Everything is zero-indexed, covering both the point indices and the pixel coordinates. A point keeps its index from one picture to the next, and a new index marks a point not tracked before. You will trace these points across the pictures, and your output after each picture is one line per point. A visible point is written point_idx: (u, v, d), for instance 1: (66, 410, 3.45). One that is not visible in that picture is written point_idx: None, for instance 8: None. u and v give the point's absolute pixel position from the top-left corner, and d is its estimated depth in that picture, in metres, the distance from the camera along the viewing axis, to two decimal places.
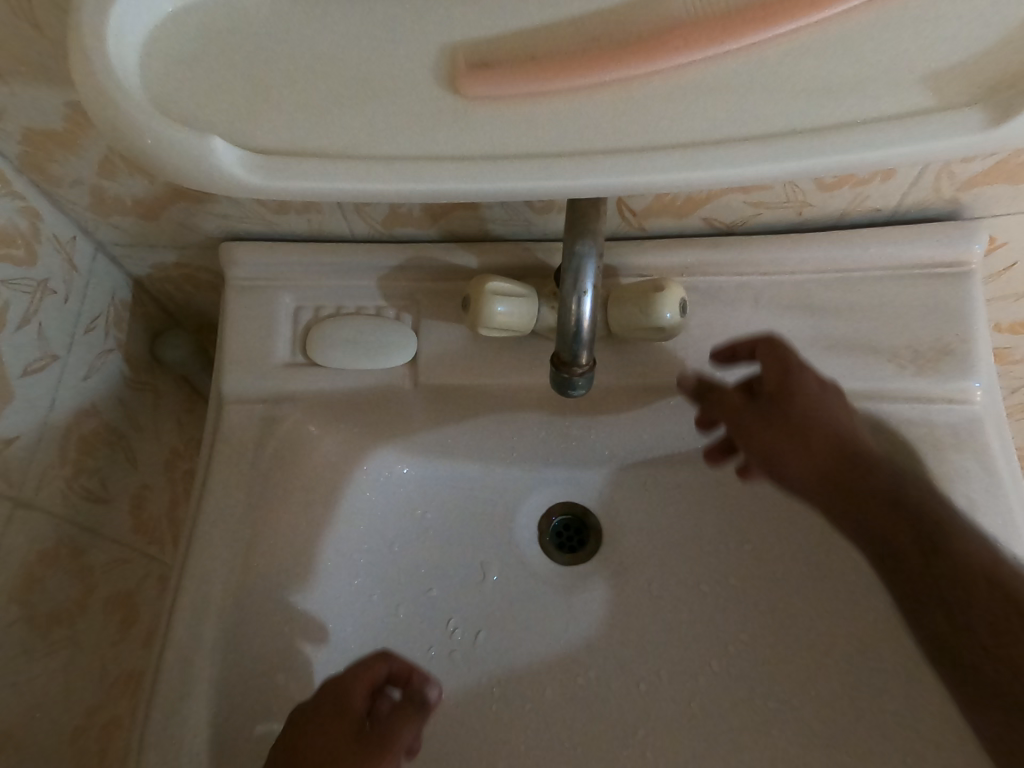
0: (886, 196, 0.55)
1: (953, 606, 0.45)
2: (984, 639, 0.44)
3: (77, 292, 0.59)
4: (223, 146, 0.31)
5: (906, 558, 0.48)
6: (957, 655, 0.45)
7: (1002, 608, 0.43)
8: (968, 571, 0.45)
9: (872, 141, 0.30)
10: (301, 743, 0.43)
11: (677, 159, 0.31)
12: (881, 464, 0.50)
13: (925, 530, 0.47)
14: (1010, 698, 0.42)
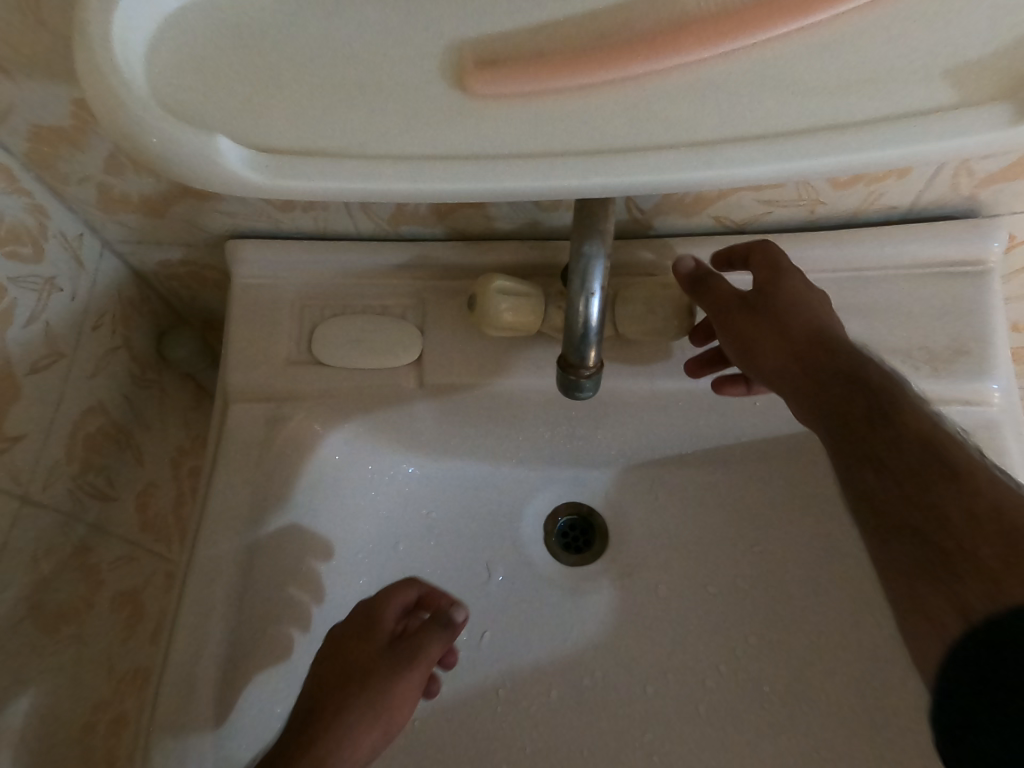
0: (901, 193, 0.54)
1: (889, 467, 0.40)
2: (909, 489, 0.38)
3: (84, 289, 0.59)
4: (229, 145, 0.30)
5: (850, 417, 0.42)
6: (877, 506, 0.40)
7: (933, 466, 0.38)
8: (907, 433, 0.40)
9: (895, 137, 0.29)
10: (340, 656, 0.48)
11: (690, 158, 0.30)
12: (846, 350, 0.46)
13: (875, 395, 0.42)
14: (929, 538, 0.37)
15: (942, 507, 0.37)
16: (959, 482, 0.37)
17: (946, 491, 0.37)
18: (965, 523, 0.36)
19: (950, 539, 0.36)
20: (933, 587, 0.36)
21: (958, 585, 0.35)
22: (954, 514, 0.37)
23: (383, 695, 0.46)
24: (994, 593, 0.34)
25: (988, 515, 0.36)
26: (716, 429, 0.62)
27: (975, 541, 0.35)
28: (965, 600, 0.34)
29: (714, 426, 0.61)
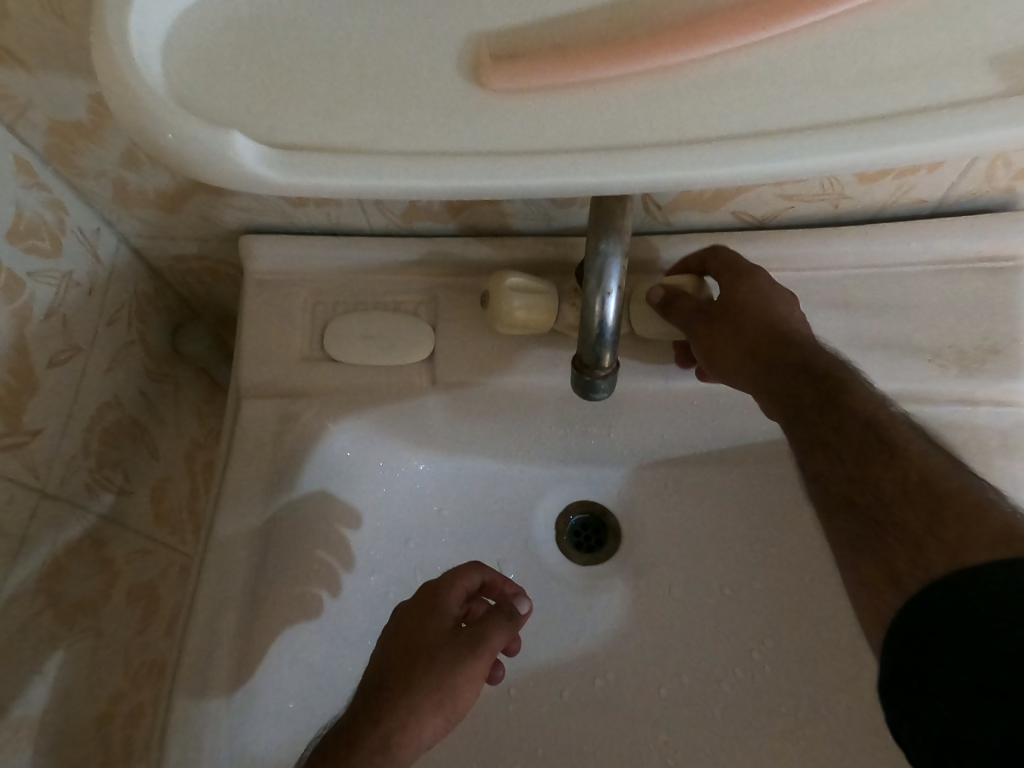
0: (931, 186, 0.52)
1: (834, 448, 0.43)
2: (851, 468, 0.42)
3: (100, 284, 0.59)
4: (243, 141, 0.30)
5: (802, 403, 0.46)
6: (824, 485, 0.43)
7: (873, 445, 0.42)
8: (851, 415, 0.44)
9: (934, 128, 0.28)
10: (410, 636, 0.49)
11: (715, 153, 0.29)
12: (806, 343, 0.49)
13: (825, 381, 0.46)
14: (867, 513, 0.40)
15: (878, 483, 0.41)
16: (894, 460, 0.41)
17: (880, 468, 0.41)
18: (896, 495, 0.40)
19: (882, 510, 0.40)
20: (869, 555, 0.39)
21: (888, 552, 0.38)
22: (886, 487, 0.40)
23: (450, 679, 0.46)
24: (915, 558, 0.37)
25: (918, 487, 0.39)
26: (733, 429, 0.61)
27: (905, 513, 0.39)
28: (894, 565, 0.38)
29: (731, 425, 0.60)
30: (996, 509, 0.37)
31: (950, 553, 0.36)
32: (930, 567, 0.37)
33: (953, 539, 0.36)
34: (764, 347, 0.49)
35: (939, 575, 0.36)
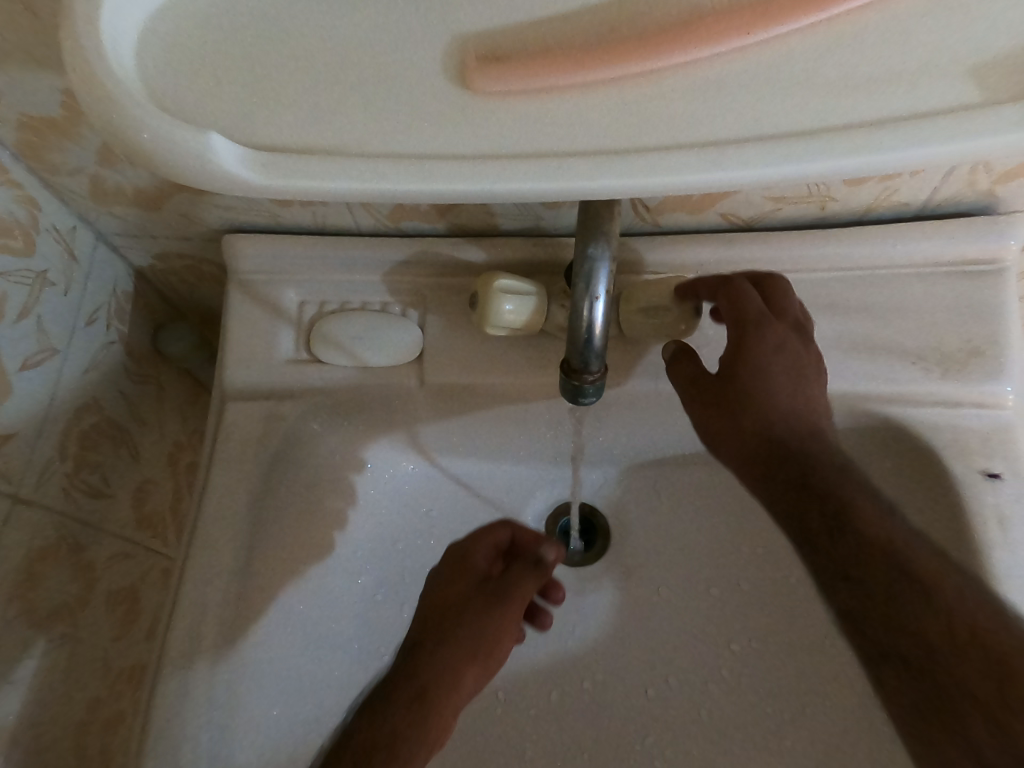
0: (915, 189, 0.52)
1: (863, 587, 0.43)
2: (887, 613, 0.42)
3: (78, 284, 0.58)
4: (219, 139, 0.29)
5: (815, 529, 0.45)
6: (862, 632, 0.43)
7: (907, 589, 0.42)
8: (870, 550, 0.43)
9: (915, 136, 0.28)
10: (441, 594, 0.53)
11: (700, 158, 0.29)
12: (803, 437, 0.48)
13: (830, 508, 0.45)
14: (918, 668, 0.41)
15: (923, 633, 0.41)
16: (929, 605, 0.41)
17: (922, 616, 0.41)
18: (944, 648, 0.41)
19: (942, 672, 0.40)
20: (937, 722, 0.40)
21: (966, 724, 0.39)
22: (931, 639, 0.41)
23: (482, 628, 0.51)
24: (996, 730, 0.38)
25: (967, 639, 0.40)
26: None
27: (964, 670, 0.40)
28: (983, 752, 0.38)
29: None
30: None
31: None
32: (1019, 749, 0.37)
33: None
34: (763, 446, 0.48)
35: None
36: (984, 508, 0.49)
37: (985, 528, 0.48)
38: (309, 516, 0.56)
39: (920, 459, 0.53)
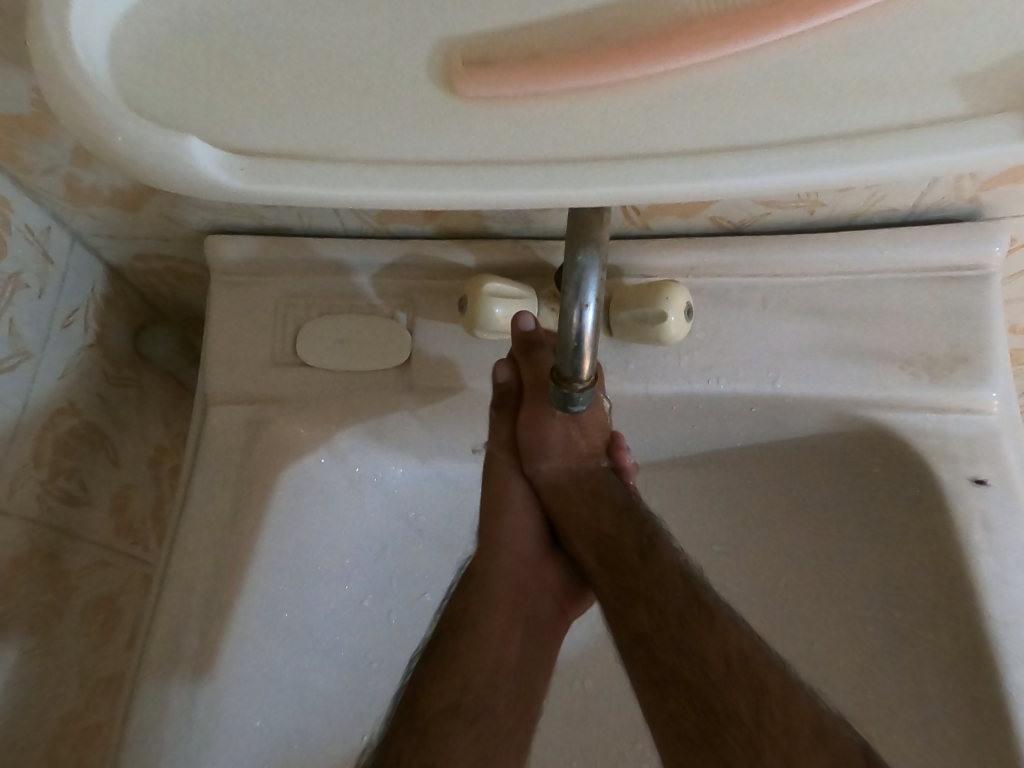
0: (902, 196, 0.52)
1: (655, 601, 0.47)
2: (675, 638, 0.45)
3: (53, 286, 0.56)
4: (200, 146, 0.28)
5: (619, 575, 0.51)
6: (654, 657, 0.45)
7: (693, 613, 0.45)
8: (666, 577, 0.48)
9: (909, 147, 0.27)
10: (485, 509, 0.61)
11: (690, 167, 0.28)
12: (639, 524, 0.53)
13: (646, 553, 0.50)
14: (691, 683, 0.43)
15: (700, 649, 0.43)
16: (711, 627, 0.44)
17: (705, 638, 0.44)
18: (721, 674, 0.42)
19: (714, 695, 0.41)
20: (706, 744, 0.41)
21: (728, 735, 0.40)
22: (713, 664, 0.43)
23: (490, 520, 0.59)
24: (751, 745, 0.39)
25: (738, 662, 0.42)
26: (710, 434, 0.61)
27: (735, 696, 0.41)
28: (752, 745, 0.39)
29: (707, 431, 0.61)
30: (794, 689, 0.41)
31: (777, 745, 0.38)
32: (760, 749, 0.39)
33: (783, 737, 0.39)
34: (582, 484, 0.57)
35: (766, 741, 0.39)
36: (969, 515, 0.50)
37: (969, 535, 0.49)
38: (299, 533, 0.55)
39: (908, 465, 0.53)
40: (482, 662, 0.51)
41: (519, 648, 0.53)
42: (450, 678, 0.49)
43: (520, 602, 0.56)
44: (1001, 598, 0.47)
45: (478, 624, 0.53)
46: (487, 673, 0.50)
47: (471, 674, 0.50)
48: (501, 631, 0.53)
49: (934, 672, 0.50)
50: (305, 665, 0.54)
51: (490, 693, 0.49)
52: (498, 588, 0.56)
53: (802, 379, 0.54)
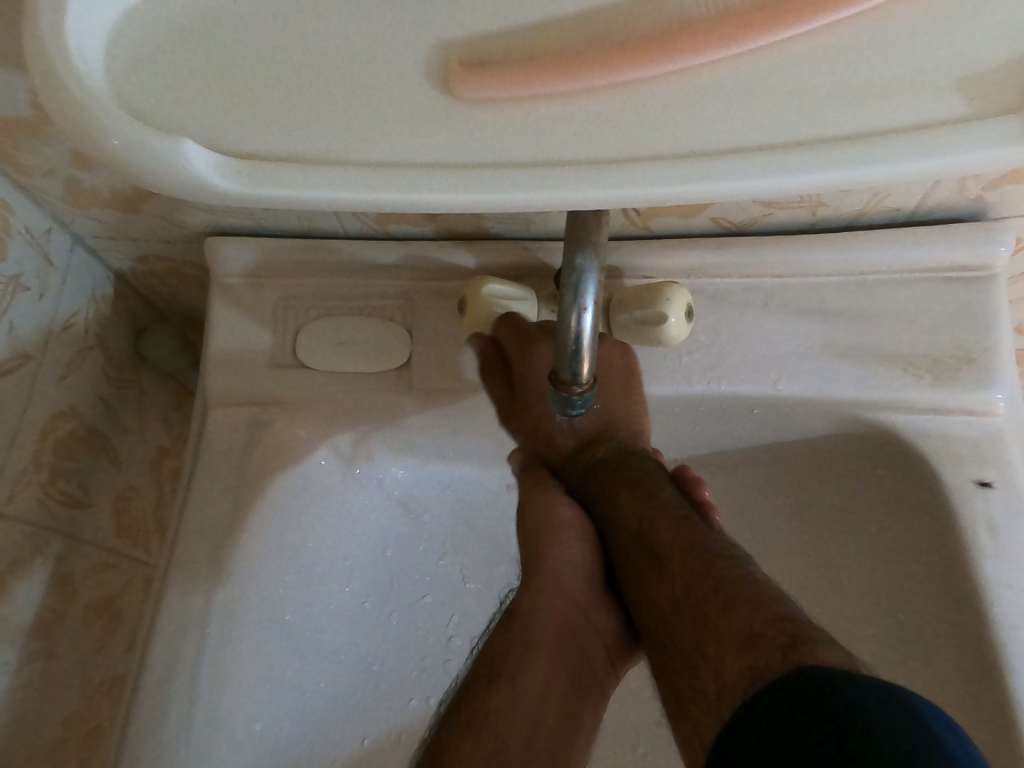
0: (906, 195, 0.51)
1: (622, 567, 0.48)
2: (636, 589, 0.46)
3: (54, 288, 0.56)
4: (196, 149, 0.28)
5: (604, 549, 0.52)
6: (636, 621, 0.46)
7: (649, 564, 0.46)
8: (630, 534, 0.48)
9: (914, 148, 0.27)
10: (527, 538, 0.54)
11: (691, 170, 0.28)
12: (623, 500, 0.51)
13: (609, 518, 0.51)
14: (655, 635, 0.43)
15: (656, 599, 0.44)
16: (660, 570, 0.44)
17: (654, 583, 0.44)
18: (671, 614, 0.42)
19: (666, 635, 0.42)
20: (672, 693, 0.41)
21: (682, 680, 0.40)
22: (664, 607, 0.43)
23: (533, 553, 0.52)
24: (694, 676, 0.39)
25: (681, 598, 0.42)
26: (711, 436, 0.61)
27: (680, 631, 0.41)
28: (698, 678, 0.38)
29: (708, 433, 0.60)
30: (737, 598, 0.39)
31: (713, 667, 0.37)
32: (702, 679, 0.38)
33: (715, 654, 0.38)
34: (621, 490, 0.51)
35: (707, 667, 0.38)
36: (975, 517, 0.49)
37: (974, 537, 0.49)
38: (299, 535, 0.55)
39: (911, 467, 0.53)
40: (520, 718, 0.46)
41: (562, 702, 0.48)
42: (481, 744, 0.44)
43: (567, 650, 0.49)
44: (1009, 602, 0.47)
45: (516, 673, 0.48)
46: (523, 737, 0.45)
47: (506, 739, 0.45)
48: (540, 685, 0.48)
49: (942, 679, 0.49)
50: (304, 668, 0.54)
51: (529, 765, 0.44)
52: (543, 633, 0.49)
53: (804, 380, 0.54)
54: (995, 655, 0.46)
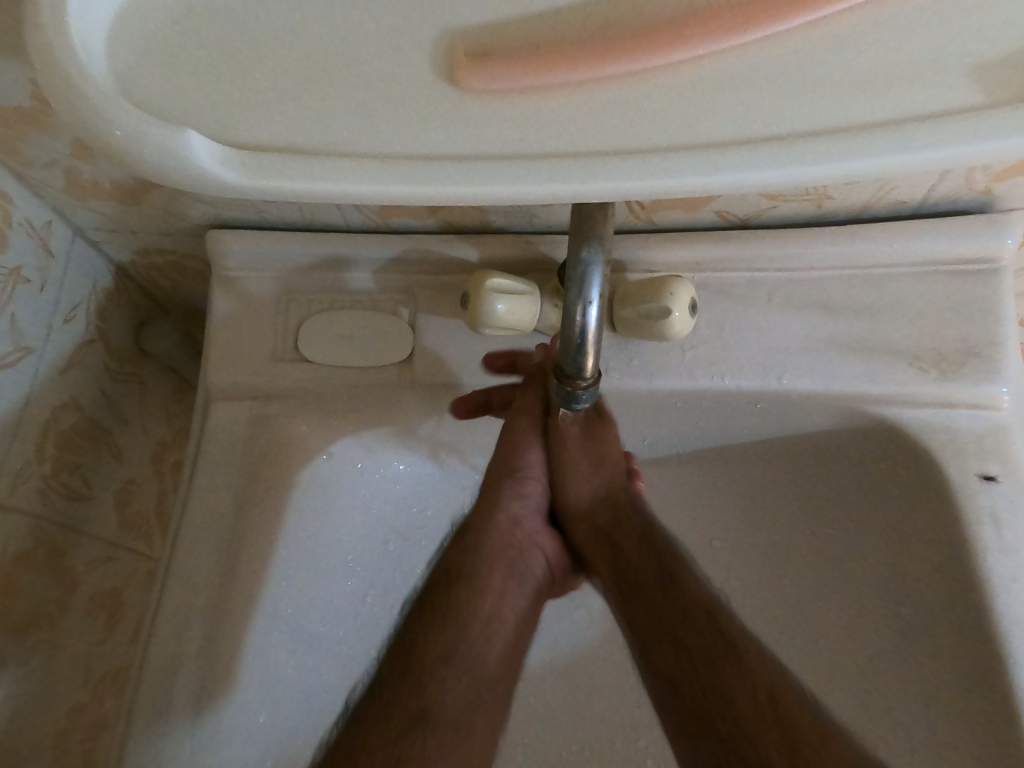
0: (912, 188, 0.51)
1: (683, 643, 0.48)
2: (704, 678, 0.46)
3: (55, 281, 0.56)
4: (199, 140, 0.28)
5: (640, 609, 0.51)
6: (677, 690, 0.47)
7: (720, 653, 0.46)
8: (692, 610, 0.49)
9: (922, 138, 0.26)
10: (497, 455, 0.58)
11: (696, 162, 0.28)
12: (666, 559, 0.52)
13: (668, 590, 0.50)
14: (719, 728, 0.44)
15: (730, 696, 0.45)
16: (741, 670, 0.46)
17: (731, 678, 0.45)
18: (749, 718, 0.43)
19: (743, 740, 0.43)
20: None
21: None
22: (740, 704, 0.44)
23: (504, 470, 0.58)
24: None
25: (768, 706, 0.44)
26: (714, 430, 0.61)
27: (765, 740, 0.42)
28: None
29: (712, 427, 0.60)
30: (833, 736, 0.42)
31: None
32: None
33: None
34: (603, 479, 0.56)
35: None
36: (978, 512, 0.49)
37: (977, 532, 0.49)
38: (304, 530, 0.54)
39: (915, 461, 0.53)
40: (478, 612, 0.52)
41: (511, 604, 0.55)
42: (446, 626, 0.50)
43: (518, 557, 0.57)
44: (1011, 595, 0.47)
45: (474, 575, 0.54)
46: (481, 625, 0.52)
47: (468, 624, 0.51)
48: (498, 588, 0.54)
49: (941, 672, 0.49)
50: (307, 661, 0.54)
51: (484, 644, 0.51)
52: (497, 541, 0.56)
53: (808, 374, 0.54)
54: (997, 648, 0.46)
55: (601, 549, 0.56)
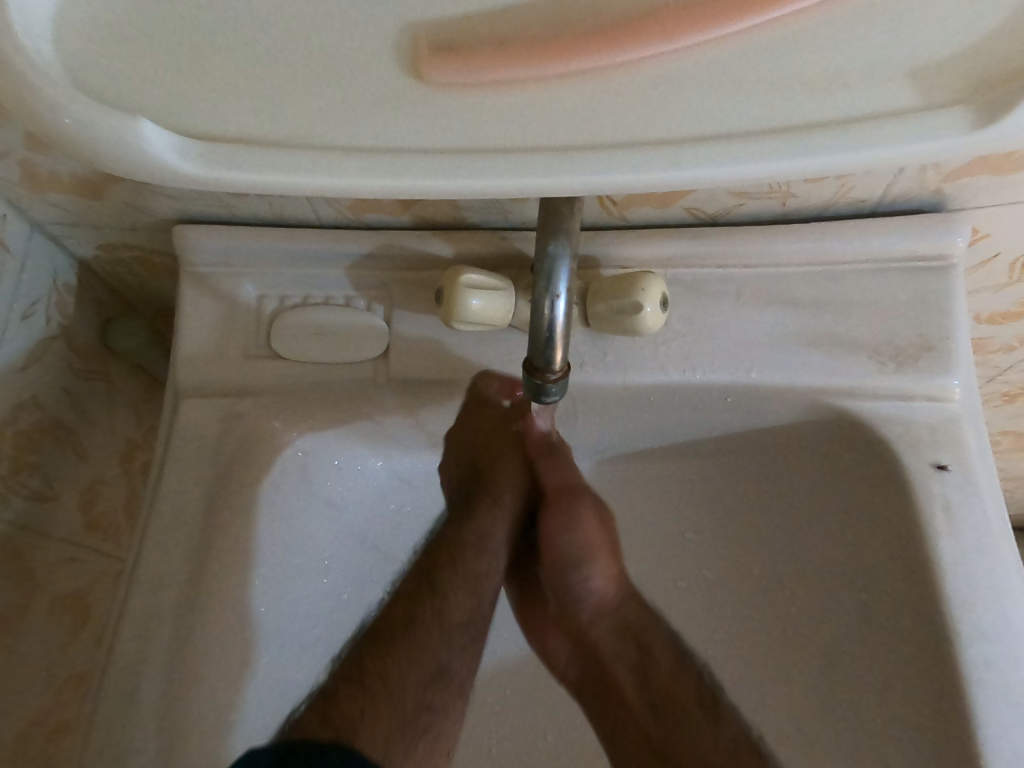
0: (870, 187, 0.52)
1: (680, 719, 0.59)
2: (685, 734, 0.58)
3: (12, 276, 0.54)
4: (155, 130, 0.28)
5: (675, 729, 0.58)
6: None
7: (737, 752, 0.56)
8: (734, 745, 0.56)
9: (863, 139, 0.28)
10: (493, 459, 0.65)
11: (653, 157, 0.29)
12: (687, 665, 0.62)
13: (699, 694, 0.61)
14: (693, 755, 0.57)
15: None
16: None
17: (708, 738, 0.57)
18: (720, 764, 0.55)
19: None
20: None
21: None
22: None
23: (507, 482, 0.65)
24: None
25: None
26: (687, 424, 0.62)
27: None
28: None
29: (684, 420, 0.62)
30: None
31: None
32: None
33: None
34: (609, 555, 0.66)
35: None
36: (932, 499, 0.51)
37: (932, 519, 0.51)
38: (279, 525, 0.54)
39: (874, 451, 0.55)
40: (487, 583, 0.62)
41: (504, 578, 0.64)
42: (468, 594, 0.60)
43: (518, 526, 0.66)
44: (960, 577, 0.49)
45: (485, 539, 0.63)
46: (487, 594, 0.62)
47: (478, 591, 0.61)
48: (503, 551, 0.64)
49: (897, 656, 0.51)
50: (280, 657, 0.54)
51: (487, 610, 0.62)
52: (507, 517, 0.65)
53: (774, 368, 0.55)
54: (948, 629, 0.48)
55: (625, 654, 0.63)
